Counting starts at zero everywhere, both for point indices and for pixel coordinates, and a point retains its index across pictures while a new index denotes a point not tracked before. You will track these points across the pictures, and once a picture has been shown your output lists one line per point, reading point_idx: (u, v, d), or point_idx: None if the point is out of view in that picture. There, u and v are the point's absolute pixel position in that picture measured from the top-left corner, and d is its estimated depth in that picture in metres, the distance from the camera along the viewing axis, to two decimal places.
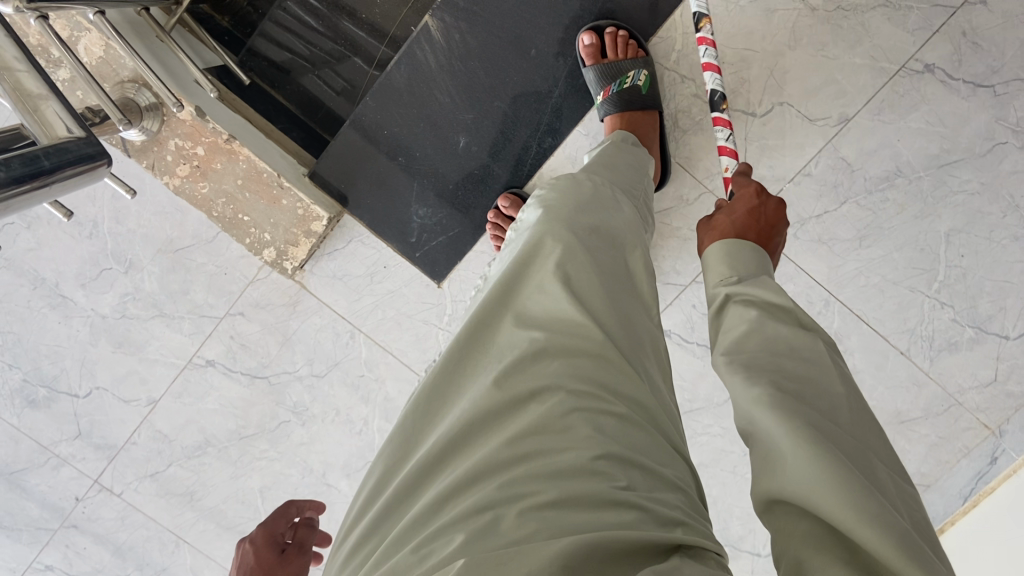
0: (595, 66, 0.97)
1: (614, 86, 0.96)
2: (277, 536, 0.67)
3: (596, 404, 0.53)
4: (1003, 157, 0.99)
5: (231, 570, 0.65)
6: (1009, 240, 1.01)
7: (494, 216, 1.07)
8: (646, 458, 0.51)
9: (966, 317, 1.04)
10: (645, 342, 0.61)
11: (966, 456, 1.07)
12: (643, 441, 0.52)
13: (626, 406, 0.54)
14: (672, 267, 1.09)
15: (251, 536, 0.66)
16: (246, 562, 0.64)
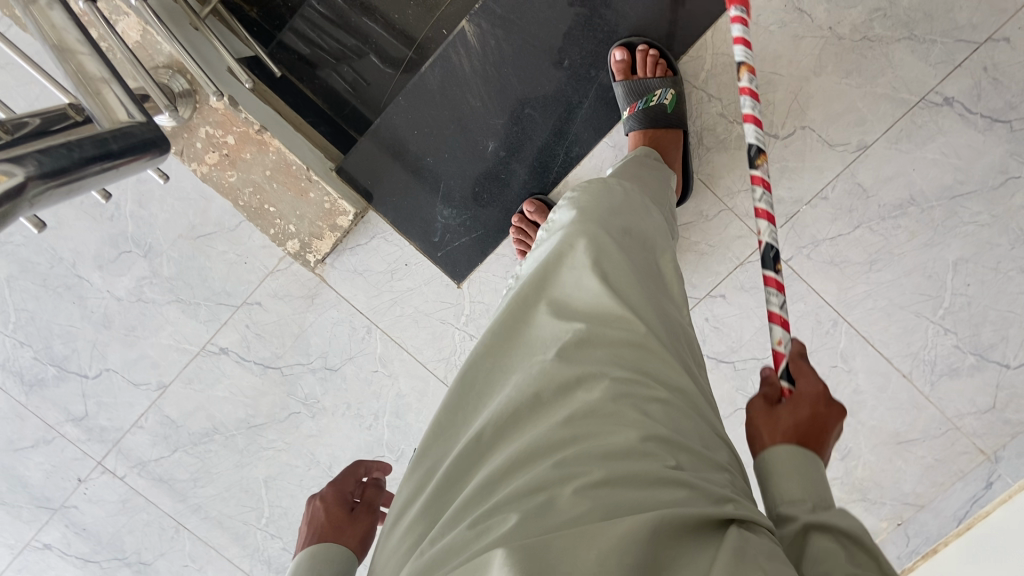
0: (622, 81, 1.00)
1: (639, 102, 0.99)
2: (346, 494, 0.67)
3: (642, 389, 0.54)
4: (1014, 192, 1.02)
5: (302, 525, 0.65)
6: (1014, 271, 1.04)
7: (518, 221, 1.09)
8: (696, 441, 0.52)
9: (969, 344, 1.07)
10: (687, 332, 0.62)
11: (960, 478, 1.10)
12: (689, 426, 0.53)
13: (671, 393, 0.55)
14: (688, 280, 1.11)
15: (321, 493, 0.67)
16: (316, 518, 0.65)
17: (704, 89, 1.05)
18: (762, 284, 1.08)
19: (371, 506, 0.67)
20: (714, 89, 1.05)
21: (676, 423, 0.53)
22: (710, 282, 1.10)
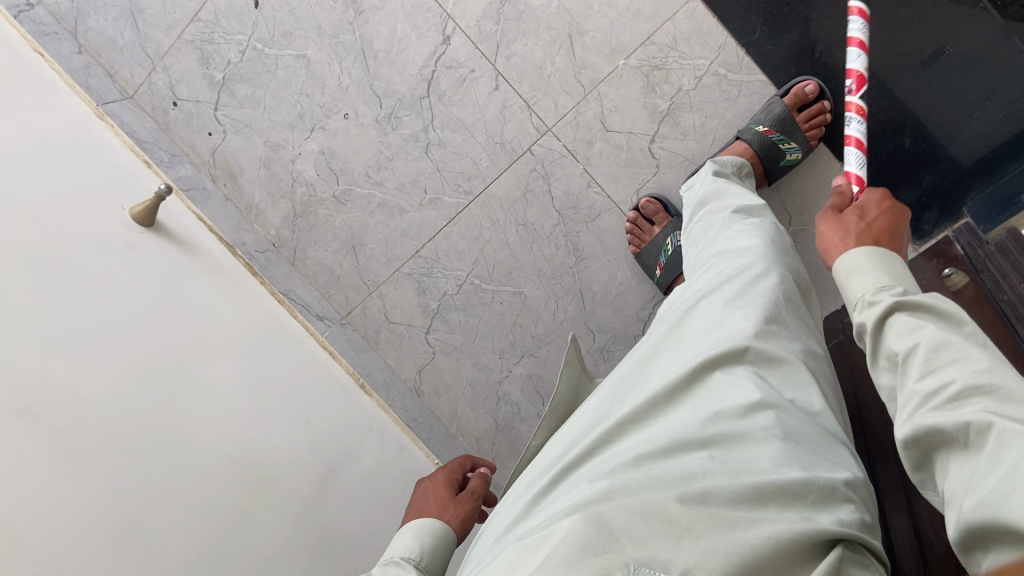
0: (788, 107, 1.02)
1: (666, 258, 1.12)
2: (451, 480, 0.83)
3: (806, 439, 0.63)
4: (586, 313, 1.22)
5: (415, 499, 0.81)
6: (515, 293, 1.24)
7: (633, 216, 1.14)
8: (826, 445, 0.64)
9: (465, 263, 1.24)
10: (814, 350, 0.74)
11: (344, 244, 1.29)
12: (833, 454, 0.63)
13: (814, 430, 0.64)
14: (517, 46, 1.12)
15: (430, 479, 0.83)
16: (425, 496, 0.81)
17: (706, 70, 1.08)
18: (509, 106, 1.15)
19: (474, 495, 0.81)
20: (707, 82, 1.08)
21: (816, 447, 0.63)
22: (512, 65, 1.13)
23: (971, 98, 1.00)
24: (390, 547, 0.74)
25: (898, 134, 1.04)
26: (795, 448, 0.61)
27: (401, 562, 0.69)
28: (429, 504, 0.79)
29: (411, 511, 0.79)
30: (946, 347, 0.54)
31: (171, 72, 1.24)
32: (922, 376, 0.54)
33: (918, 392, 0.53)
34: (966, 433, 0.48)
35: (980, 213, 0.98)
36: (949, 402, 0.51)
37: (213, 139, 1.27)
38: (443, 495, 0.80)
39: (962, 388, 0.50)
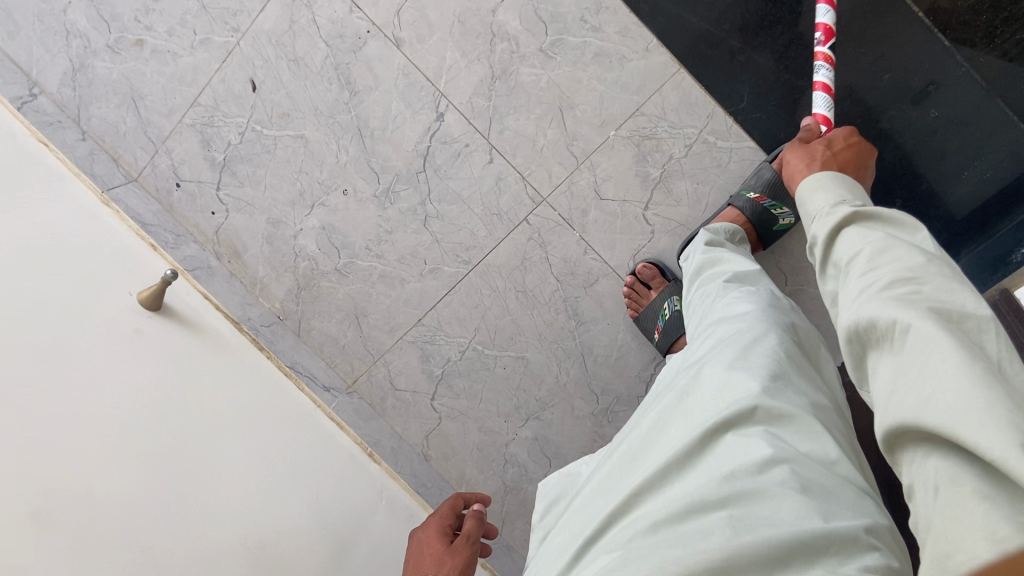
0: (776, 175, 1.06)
1: (663, 321, 1.13)
2: (446, 525, 0.83)
3: (823, 492, 0.57)
4: (588, 375, 1.24)
5: (413, 552, 0.81)
6: (518, 359, 1.25)
7: (629, 280, 1.15)
8: (840, 492, 0.58)
9: (467, 331, 1.26)
10: (826, 400, 0.70)
11: (348, 316, 1.30)
12: (848, 500, 0.58)
13: (830, 479, 0.59)
14: (509, 120, 1.14)
15: (425, 528, 0.83)
16: (421, 548, 0.80)
17: (695, 139, 1.10)
18: (505, 178, 1.17)
19: (469, 539, 0.80)
20: (697, 150, 1.10)
21: (834, 497, 0.57)
22: (504, 139, 1.15)
23: (957, 160, 1.02)
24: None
25: (888, 194, 1.05)
26: (810, 504, 0.55)
27: None
28: (424, 559, 0.78)
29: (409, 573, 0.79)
30: (886, 250, 0.55)
31: (173, 154, 1.27)
32: (863, 278, 0.54)
33: (857, 292, 0.53)
34: (891, 330, 0.48)
35: (973, 271, 1.00)
36: (886, 294, 0.51)
37: (216, 218, 1.29)
38: (438, 546, 0.79)
39: (896, 284, 0.51)
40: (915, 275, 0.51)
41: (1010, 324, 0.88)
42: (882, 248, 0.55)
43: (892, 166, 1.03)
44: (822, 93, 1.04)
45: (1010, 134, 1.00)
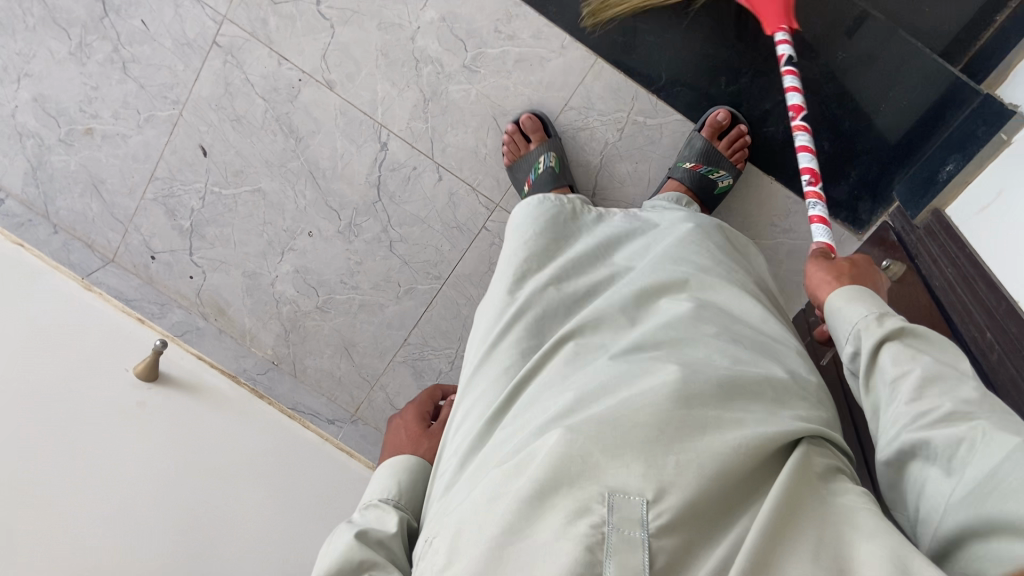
0: (708, 139, 1.08)
1: (535, 175, 1.11)
2: (423, 413, 0.91)
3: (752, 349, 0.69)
4: None
5: (392, 430, 0.89)
6: None
7: (510, 130, 1.14)
8: (769, 348, 0.71)
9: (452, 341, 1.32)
10: (745, 281, 0.82)
11: (339, 349, 1.36)
12: (775, 354, 0.70)
13: (756, 339, 0.71)
14: (449, 138, 1.19)
15: (404, 412, 0.90)
16: (400, 428, 0.88)
17: (626, 123, 1.14)
18: (457, 193, 1.22)
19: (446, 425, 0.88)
20: (631, 133, 1.14)
21: (764, 350, 0.70)
22: (448, 156, 1.20)
23: (873, 95, 1.06)
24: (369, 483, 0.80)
25: (816, 138, 1.09)
26: (748, 356, 0.67)
27: (382, 506, 0.74)
28: (402, 439, 0.85)
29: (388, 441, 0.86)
30: (939, 381, 0.56)
31: (143, 230, 1.32)
32: (910, 401, 0.56)
33: (907, 414, 0.55)
34: (962, 452, 0.51)
35: (904, 196, 1.04)
36: (947, 420, 0.53)
37: (195, 281, 1.34)
38: (416, 429, 0.87)
39: (953, 411, 0.53)
40: (970, 408, 0.53)
41: (943, 242, 0.92)
42: (930, 375, 0.56)
43: (813, 112, 1.08)
44: (729, 54, 1.09)
45: (918, 62, 1.04)
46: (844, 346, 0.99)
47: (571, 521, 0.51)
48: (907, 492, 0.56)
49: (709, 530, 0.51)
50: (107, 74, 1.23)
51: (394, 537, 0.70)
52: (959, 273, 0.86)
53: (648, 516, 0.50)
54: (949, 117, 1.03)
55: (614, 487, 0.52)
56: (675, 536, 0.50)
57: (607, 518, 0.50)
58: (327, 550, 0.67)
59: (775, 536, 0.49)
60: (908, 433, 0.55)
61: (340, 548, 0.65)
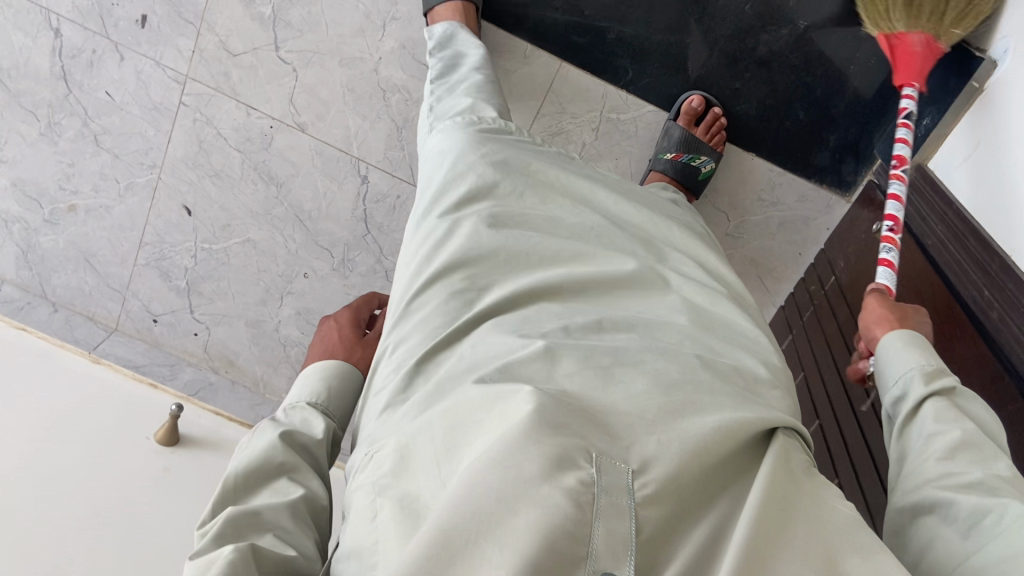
0: (685, 127, 1.07)
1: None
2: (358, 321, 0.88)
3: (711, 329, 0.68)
4: None
5: (323, 332, 0.85)
6: None
7: None
8: (732, 333, 0.70)
9: None
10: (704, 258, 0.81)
11: None
12: (740, 338, 0.69)
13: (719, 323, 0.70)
14: None
15: (339, 316, 0.87)
16: (335, 333, 0.84)
17: (603, 122, 1.13)
18: None
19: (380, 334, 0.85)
20: (606, 130, 1.14)
21: (727, 336, 0.69)
22: None
23: (842, 56, 1.04)
24: (295, 381, 0.76)
25: (791, 109, 1.08)
26: (713, 343, 0.66)
27: (310, 409, 0.72)
28: (337, 345, 0.82)
29: (321, 343, 0.83)
30: (972, 448, 0.56)
31: (141, 295, 1.33)
32: (942, 458, 0.55)
33: (931, 473, 0.55)
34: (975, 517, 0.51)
35: (887, 153, 1.05)
36: (965, 488, 0.53)
37: (200, 337, 1.35)
38: (350, 337, 0.84)
39: (983, 480, 0.53)
40: (998, 483, 0.53)
41: (932, 199, 0.92)
42: (964, 442, 0.56)
43: (783, 84, 1.07)
44: (698, 41, 1.06)
45: None
46: (847, 313, 0.99)
47: (560, 467, 0.45)
48: (913, 547, 0.55)
49: (689, 503, 0.49)
50: (81, 149, 1.23)
51: (321, 443, 0.68)
52: (948, 230, 0.86)
53: (632, 483, 0.47)
54: None
55: (601, 451, 0.48)
56: (656, 507, 0.46)
57: (595, 478, 0.45)
58: (246, 445, 0.64)
59: (757, 523, 0.47)
60: (927, 488, 0.55)
61: (263, 446, 0.63)
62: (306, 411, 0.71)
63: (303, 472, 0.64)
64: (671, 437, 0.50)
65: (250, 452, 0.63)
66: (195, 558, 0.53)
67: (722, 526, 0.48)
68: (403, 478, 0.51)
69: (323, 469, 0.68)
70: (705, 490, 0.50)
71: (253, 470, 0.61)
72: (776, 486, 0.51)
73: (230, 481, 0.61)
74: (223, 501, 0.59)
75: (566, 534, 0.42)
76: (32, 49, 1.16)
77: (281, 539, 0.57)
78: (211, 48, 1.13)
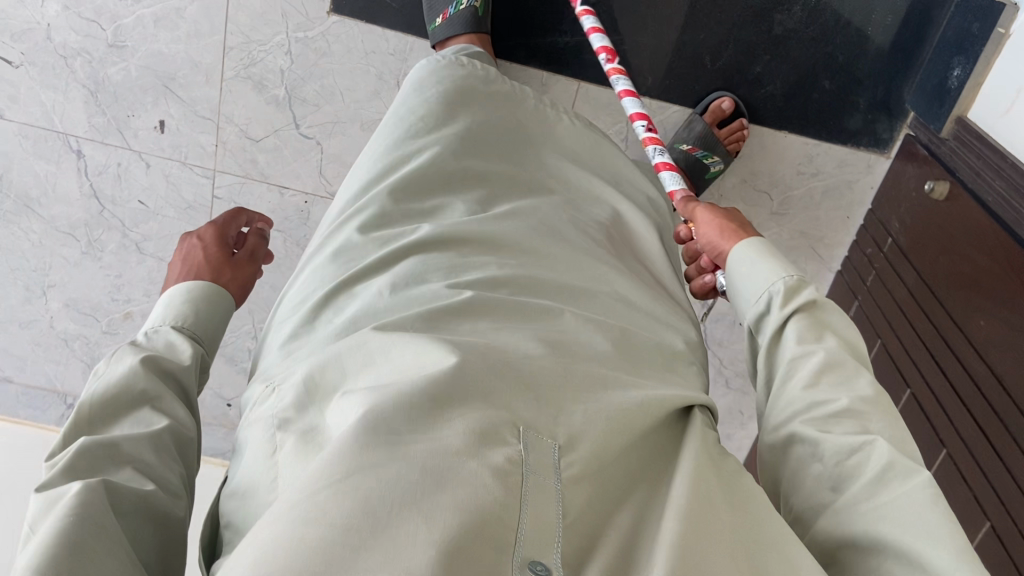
0: (708, 123, 1.07)
1: (453, 8, 1.00)
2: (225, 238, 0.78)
3: (634, 306, 0.69)
4: None
5: (180, 254, 0.75)
6: None
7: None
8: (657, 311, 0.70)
9: None
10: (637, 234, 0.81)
11: None
12: (660, 315, 0.70)
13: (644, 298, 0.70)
14: None
15: (200, 234, 0.77)
16: (199, 254, 0.75)
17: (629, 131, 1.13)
18: None
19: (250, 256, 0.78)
20: (635, 137, 1.14)
21: (649, 314, 0.69)
22: None
23: (857, 20, 1.04)
24: (157, 302, 0.70)
25: (816, 80, 1.07)
26: (645, 326, 0.67)
27: (175, 333, 0.66)
28: (201, 265, 0.74)
29: (181, 262, 0.74)
30: (838, 368, 0.57)
31: (211, 384, 1.35)
32: (807, 387, 0.56)
33: (797, 399, 0.57)
34: (841, 453, 0.53)
35: (919, 106, 1.05)
36: (835, 415, 0.55)
37: None
38: (217, 256, 0.75)
39: (847, 405, 0.55)
40: (864, 409, 0.55)
41: (980, 152, 0.92)
42: (829, 364, 0.57)
43: (804, 57, 1.06)
44: (708, 35, 1.06)
45: None
46: (915, 278, 1.00)
47: (486, 442, 0.45)
48: (786, 470, 0.57)
49: (601, 481, 0.49)
50: (125, 260, 1.24)
51: (189, 369, 0.65)
52: (1009, 186, 0.86)
53: (560, 460, 0.47)
54: (937, 14, 1.02)
55: (526, 423, 0.48)
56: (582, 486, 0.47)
57: (523, 457, 0.45)
58: (103, 366, 0.61)
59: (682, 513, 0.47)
60: (796, 421, 0.56)
61: (121, 370, 0.60)
62: (170, 334, 0.66)
63: (169, 400, 0.61)
64: (596, 410, 0.52)
65: (107, 377, 0.60)
66: (41, 491, 0.51)
67: (637, 522, 0.48)
68: (310, 410, 0.52)
69: (193, 398, 0.65)
70: (623, 482, 0.51)
71: (118, 397, 0.59)
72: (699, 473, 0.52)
73: (85, 410, 0.58)
74: (75, 429, 0.57)
75: (483, 506, 0.41)
76: (58, 176, 1.17)
77: (140, 474, 0.55)
78: (234, 139, 1.14)
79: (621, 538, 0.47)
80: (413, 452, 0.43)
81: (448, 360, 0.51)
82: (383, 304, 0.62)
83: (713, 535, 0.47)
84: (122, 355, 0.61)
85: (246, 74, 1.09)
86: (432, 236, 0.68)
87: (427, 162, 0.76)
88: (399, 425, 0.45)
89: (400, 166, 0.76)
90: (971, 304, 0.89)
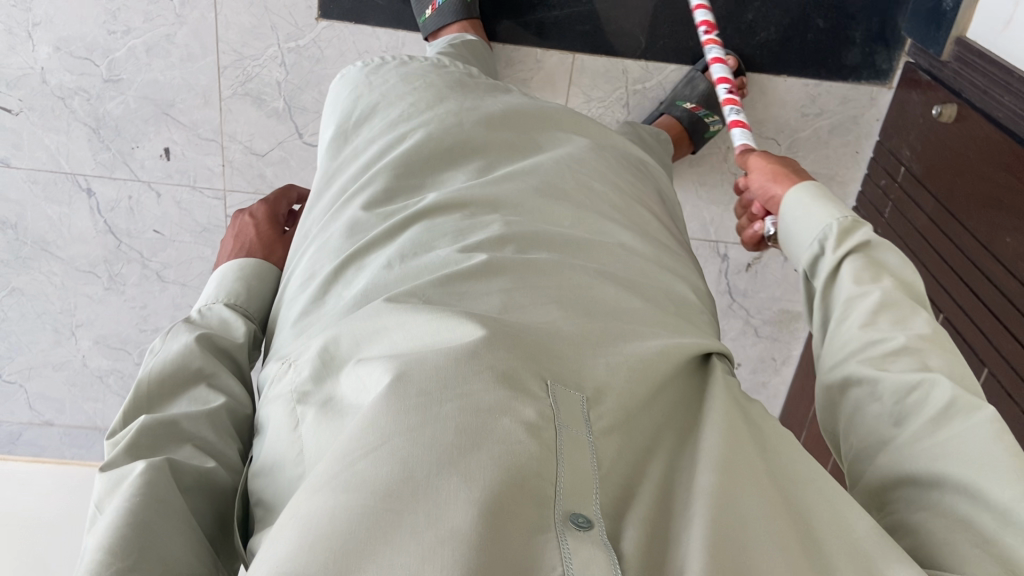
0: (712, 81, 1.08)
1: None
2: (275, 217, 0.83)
3: (647, 261, 0.67)
4: None
5: (234, 232, 0.79)
6: None
7: None
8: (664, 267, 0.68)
9: None
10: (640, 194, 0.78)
11: None
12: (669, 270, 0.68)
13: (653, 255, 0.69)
14: None
15: (253, 213, 0.81)
16: (253, 232, 0.79)
17: (629, 93, 1.14)
18: None
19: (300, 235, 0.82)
20: (637, 100, 1.14)
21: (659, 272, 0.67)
22: None
23: None
24: (212, 278, 0.72)
25: (809, 20, 1.07)
26: (657, 279, 0.66)
27: (227, 309, 0.68)
28: (256, 242, 0.77)
29: (234, 239, 0.78)
30: (894, 308, 0.57)
31: None
32: (862, 324, 0.57)
33: (852, 340, 0.57)
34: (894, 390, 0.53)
35: (916, 32, 1.04)
36: (885, 353, 0.55)
37: None
38: (270, 234, 0.79)
39: (903, 342, 0.55)
40: (919, 345, 0.55)
41: (985, 69, 0.91)
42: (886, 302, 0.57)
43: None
44: None
45: None
46: (934, 204, 1.00)
47: (519, 395, 0.44)
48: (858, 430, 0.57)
49: (630, 436, 0.49)
50: (148, 290, 1.25)
51: (243, 346, 0.65)
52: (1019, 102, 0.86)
53: (589, 414, 0.47)
54: None
55: (553, 376, 0.47)
56: (613, 440, 0.47)
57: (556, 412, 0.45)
58: (160, 346, 0.62)
59: (717, 462, 0.47)
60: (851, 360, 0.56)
61: (178, 348, 0.61)
62: (224, 311, 0.67)
63: (225, 377, 0.61)
64: (620, 364, 0.51)
65: (164, 354, 0.61)
66: (104, 470, 0.51)
67: (671, 474, 0.48)
68: (326, 379, 0.50)
69: (248, 375, 0.65)
70: (653, 434, 0.50)
71: (170, 373, 0.60)
72: (729, 422, 0.51)
73: (144, 388, 0.59)
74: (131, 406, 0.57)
75: (519, 469, 0.40)
76: (72, 216, 1.18)
77: (202, 451, 0.56)
78: (239, 157, 1.14)
79: (656, 490, 0.46)
80: (448, 411, 0.42)
81: (473, 331, 0.48)
82: (393, 274, 0.59)
83: (750, 479, 0.47)
84: (180, 332, 0.63)
85: (243, 91, 1.09)
86: (439, 202, 0.65)
87: (423, 138, 0.73)
88: (432, 385, 0.43)
89: (400, 141, 0.74)
90: (994, 222, 0.89)
